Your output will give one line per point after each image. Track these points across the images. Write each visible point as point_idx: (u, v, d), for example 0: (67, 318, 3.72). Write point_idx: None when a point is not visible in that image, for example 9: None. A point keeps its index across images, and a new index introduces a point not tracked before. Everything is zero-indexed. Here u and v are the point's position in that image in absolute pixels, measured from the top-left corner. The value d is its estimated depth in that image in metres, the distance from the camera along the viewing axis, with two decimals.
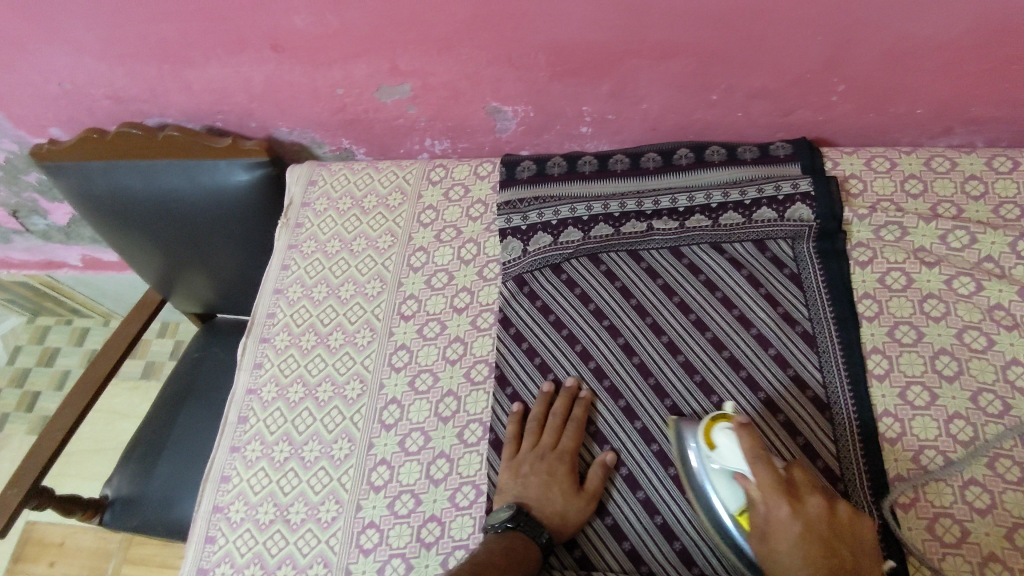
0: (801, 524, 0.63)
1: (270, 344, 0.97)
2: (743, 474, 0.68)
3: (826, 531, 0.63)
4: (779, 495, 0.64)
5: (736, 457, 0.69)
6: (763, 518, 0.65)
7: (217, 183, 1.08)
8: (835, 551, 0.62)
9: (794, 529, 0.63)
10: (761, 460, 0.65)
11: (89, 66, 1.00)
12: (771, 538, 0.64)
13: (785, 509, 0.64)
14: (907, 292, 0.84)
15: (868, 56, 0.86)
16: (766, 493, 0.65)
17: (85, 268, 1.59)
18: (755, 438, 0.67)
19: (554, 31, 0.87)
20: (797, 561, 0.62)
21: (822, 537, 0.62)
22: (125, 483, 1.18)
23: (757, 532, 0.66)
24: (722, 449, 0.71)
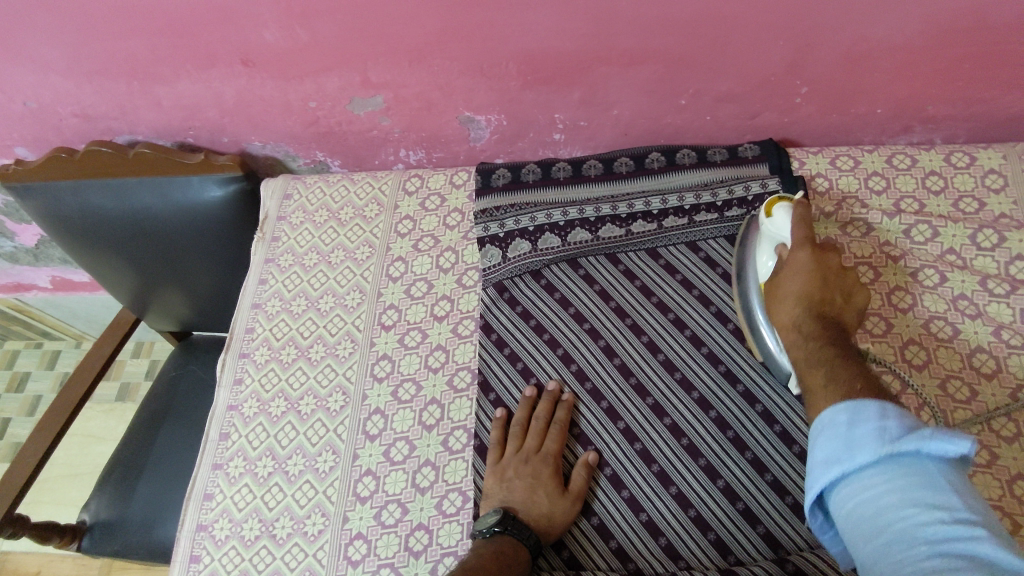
0: (812, 261, 0.71)
1: (250, 360, 0.96)
2: (779, 247, 0.77)
3: (834, 276, 0.70)
4: (804, 245, 0.72)
5: (781, 225, 0.76)
6: (784, 266, 0.74)
7: (190, 200, 1.07)
8: (830, 293, 0.69)
9: (807, 264, 0.71)
10: (800, 222, 0.73)
11: (55, 85, 0.99)
12: (784, 270, 0.74)
13: (809, 255, 0.71)
14: (875, 285, 0.87)
15: (829, 58, 0.88)
16: (795, 248, 0.73)
17: (55, 290, 1.56)
18: (807, 215, 0.74)
19: (524, 41, 0.89)
20: (796, 286, 0.70)
21: (825, 277, 0.70)
22: (104, 507, 1.16)
23: (774, 274, 0.75)
24: (774, 219, 0.77)
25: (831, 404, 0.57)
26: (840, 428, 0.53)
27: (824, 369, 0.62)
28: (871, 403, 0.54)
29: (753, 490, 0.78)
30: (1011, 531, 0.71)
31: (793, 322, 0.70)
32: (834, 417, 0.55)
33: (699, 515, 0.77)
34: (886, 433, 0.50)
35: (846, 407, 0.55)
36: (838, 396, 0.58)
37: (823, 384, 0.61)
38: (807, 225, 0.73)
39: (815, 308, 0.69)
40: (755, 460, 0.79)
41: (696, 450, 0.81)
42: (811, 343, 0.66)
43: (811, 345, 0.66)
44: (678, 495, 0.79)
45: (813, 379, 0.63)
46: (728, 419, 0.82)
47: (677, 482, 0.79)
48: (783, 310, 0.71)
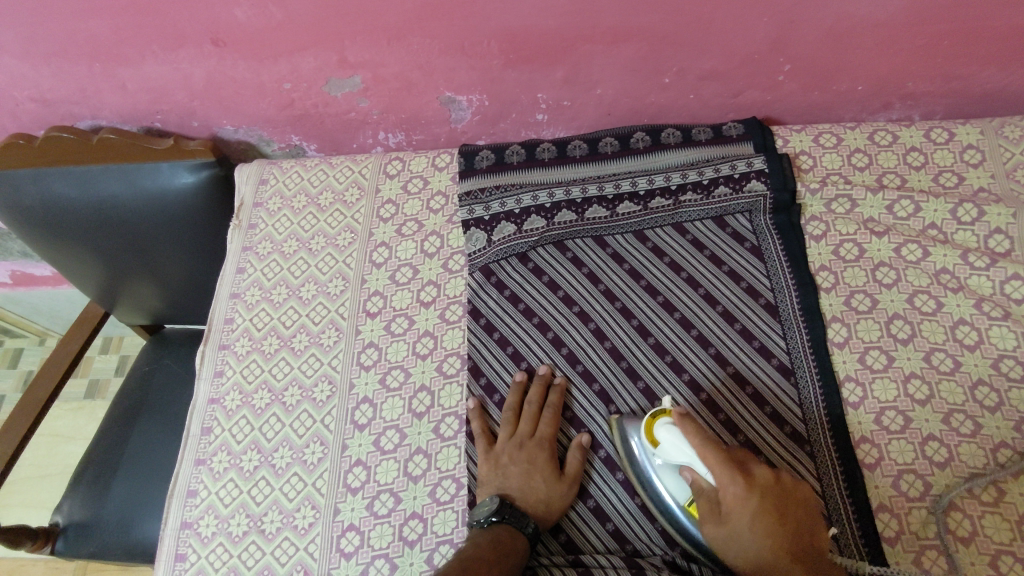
0: (750, 500, 0.66)
1: (231, 351, 0.93)
2: (692, 469, 0.69)
3: (773, 497, 0.67)
4: (733, 476, 0.66)
5: (680, 451, 0.70)
6: (717, 501, 0.67)
7: (160, 187, 1.03)
8: (779, 514, 0.66)
9: (751, 508, 0.66)
10: (707, 447, 0.68)
11: (10, 67, 0.94)
12: (726, 522, 0.66)
13: (742, 490, 0.66)
14: (860, 261, 0.88)
15: (812, 35, 0.88)
16: (723, 485, 0.67)
17: (15, 284, 1.50)
18: (698, 428, 0.69)
19: (506, 18, 0.87)
20: (750, 527, 0.65)
21: (772, 514, 0.66)
22: (78, 508, 1.12)
23: (703, 498, 0.68)
24: (665, 446, 0.71)
25: None
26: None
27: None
28: None
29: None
30: (996, 497, 0.73)
31: (777, 574, 0.64)
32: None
33: None
34: None
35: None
36: None
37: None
38: (714, 447, 0.68)
39: (790, 549, 0.65)
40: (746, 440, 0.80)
41: None
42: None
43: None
44: None
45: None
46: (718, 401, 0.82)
47: None
48: (738, 547, 0.66)
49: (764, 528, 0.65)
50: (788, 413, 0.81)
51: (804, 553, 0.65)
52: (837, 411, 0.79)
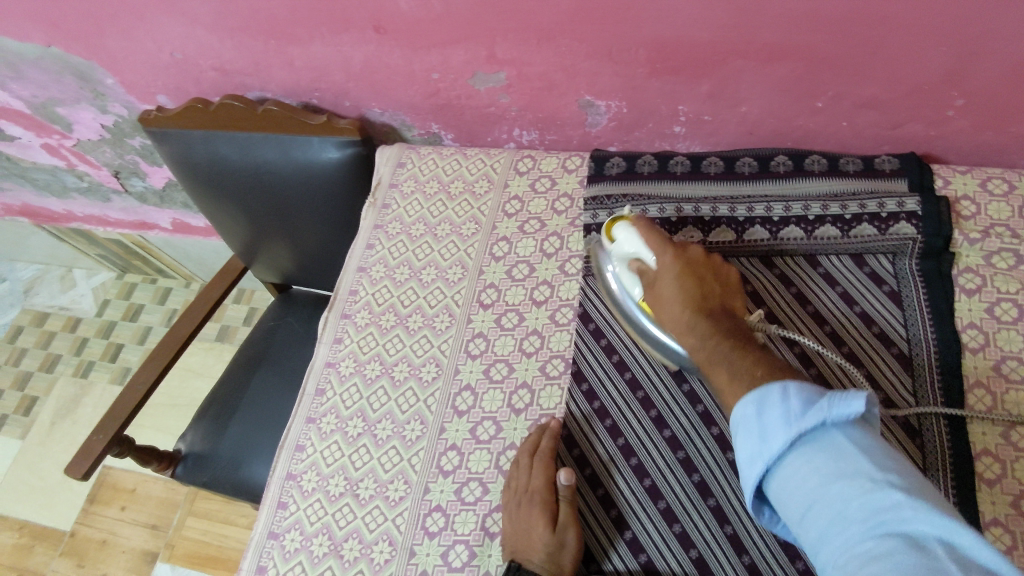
0: (676, 265, 0.73)
1: (351, 321, 0.99)
2: (638, 260, 0.78)
3: (700, 268, 0.74)
4: (665, 250, 0.75)
5: (634, 244, 0.78)
6: (654, 278, 0.75)
7: (308, 158, 1.11)
8: (704, 284, 0.73)
9: (673, 269, 0.73)
10: (651, 232, 0.78)
11: (200, 38, 1.04)
12: (658, 299, 0.74)
13: (671, 260, 0.74)
14: (1017, 325, 0.79)
15: (996, 70, 0.80)
16: (658, 255, 0.75)
17: (174, 231, 1.67)
18: (649, 226, 0.78)
19: (659, 27, 0.85)
20: (674, 288, 0.72)
21: (698, 279, 0.73)
22: (200, 440, 1.24)
23: (649, 285, 0.76)
24: (620, 238, 0.80)
25: (740, 398, 0.60)
26: (755, 424, 0.57)
27: (730, 351, 0.65)
28: (771, 386, 0.58)
29: None
30: None
31: (692, 350, 0.69)
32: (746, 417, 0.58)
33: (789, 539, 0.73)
34: (790, 415, 0.55)
35: (800, 445, 0.55)
36: (744, 386, 0.61)
37: (730, 380, 0.63)
38: (655, 231, 0.78)
39: (700, 305, 0.71)
40: None
41: None
42: (709, 341, 0.67)
43: (720, 367, 0.64)
44: None
45: (719, 375, 0.64)
46: None
47: None
48: (670, 321, 0.72)
49: (688, 304, 0.71)
50: None
51: (721, 325, 0.68)
52: (969, 485, 0.73)
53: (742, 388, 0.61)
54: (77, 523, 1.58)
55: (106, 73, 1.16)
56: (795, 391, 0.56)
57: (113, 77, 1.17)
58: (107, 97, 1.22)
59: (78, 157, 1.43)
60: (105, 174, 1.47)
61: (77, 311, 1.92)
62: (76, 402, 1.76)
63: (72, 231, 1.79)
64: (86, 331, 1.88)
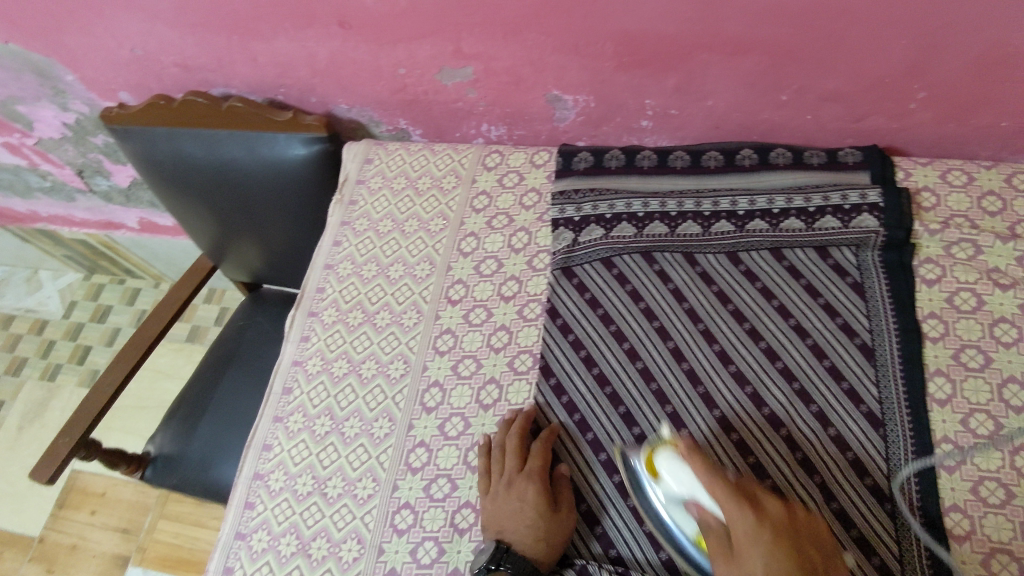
0: (765, 546, 0.57)
1: (318, 319, 0.98)
2: (693, 501, 0.67)
3: (786, 531, 0.59)
4: (744, 507, 0.60)
5: (682, 483, 0.68)
6: (728, 542, 0.62)
7: (275, 157, 1.10)
8: (802, 559, 0.57)
9: (763, 535, 0.58)
10: (715, 483, 0.63)
11: (161, 33, 1.02)
12: (734, 562, 0.60)
13: (751, 523, 0.59)
14: (976, 314, 0.81)
15: (954, 63, 0.81)
16: (734, 518, 0.61)
17: (141, 230, 1.64)
18: (710, 466, 0.64)
19: (624, 21, 0.85)
20: (760, 538, 0.58)
21: (798, 563, 0.56)
22: (168, 442, 1.22)
23: (713, 554, 0.64)
24: (666, 478, 0.70)
25: None
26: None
27: None
28: None
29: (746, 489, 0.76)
30: None
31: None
32: None
33: None
34: None
35: None
36: None
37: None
38: (718, 475, 0.63)
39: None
40: (822, 485, 0.75)
41: (763, 471, 0.77)
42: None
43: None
44: None
45: None
46: (798, 440, 0.78)
47: None
48: None
49: (775, 556, 0.56)
50: (873, 467, 0.75)
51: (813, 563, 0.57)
52: (928, 473, 0.74)
53: None
54: (46, 529, 1.55)
55: (65, 70, 1.14)
56: None
57: (73, 74, 1.14)
58: (67, 94, 1.19)
59: (39, 155, 1.39)
60: (68, 173, 1.44)
61: (43, 313, 1.88)
62: (43, 406, 1.73)
63: (36, 232, 1.75)
64: (52, 333, 1.84)
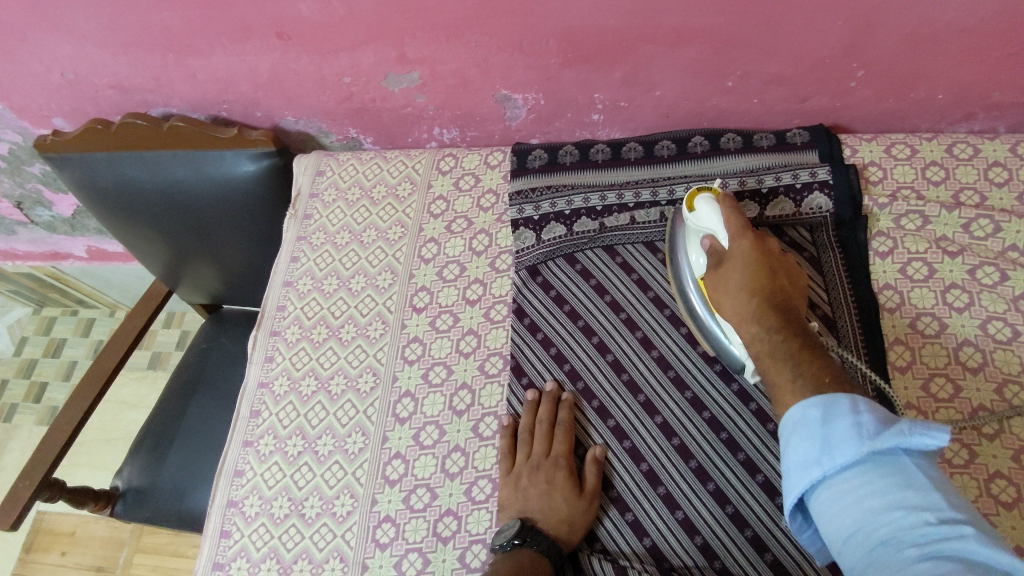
0: (751, 252, 0.71)
1: (281, 338, 0.96)
2: (711, 237, 0.75)
3: (773, 263, 0.72)
4: (743, 235, 0.73)
5: (706, 216, 0.76)
6: (724, 255, 0.73)
7: (224, 175, 1.07)
8: (773, 280, 0.70)
9: (751, 253, 0.71)
10: (731, 218, 0.74)
11: (92, 56, 0.99)
12: (727, 268, 0.72)
13: (746, 245, 0.72)
14: (929, 282, 0.82)
15: (889, 40, 0.83)
16: (733, 240, 0.73)
17: (90, 259, 1.58)
18: (734, 206, 0.76)
19: (566, 17, 0.85)
20: (747, 279, 0.70)
21: (770, 272, 0.71)
22: (137, 475, 1.18)
23: (716, 263, 0.74)
24: (700, 214, 0.77)
25: (802, 399, 0.58)
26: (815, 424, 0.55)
27: (791, 358, 0.62)
28: (840, 396, 0.55)
29: (723, 469, 0.77)
30: None
31: (748, 317, 0.68)
32: (805, 415, 0.56)
33: (736, 513, 0.75)
34: (863, 429, 0.52)
35: (823, 399, 0.56)
36: (809, 391, 0.59)
37: (793, 381, 0.61)
38: (740, 215, 0.74)
39: (767, 300, 0.68)
40: None
41: (736, 444, 0.78)
42: (776, 335, 0.65)
43: (776, 341, 0.64)
44: (715, 492, 0.76)
45: (781, 378, 0.62)
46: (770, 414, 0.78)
47: (715, 477, 0.77)
48: (728, 305, 0.71)
49: (755, 278, 0.70)
50: None
51: (786, 309, 0.68)
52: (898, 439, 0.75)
53: (800, 395, 0.59)
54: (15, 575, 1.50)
55: None
56: (867, 408, 0.54)
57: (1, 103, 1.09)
58: None
59: None
60: (6, 205, 1.38)
61: None
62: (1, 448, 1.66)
63: None
64: (5, 372, 1.77)
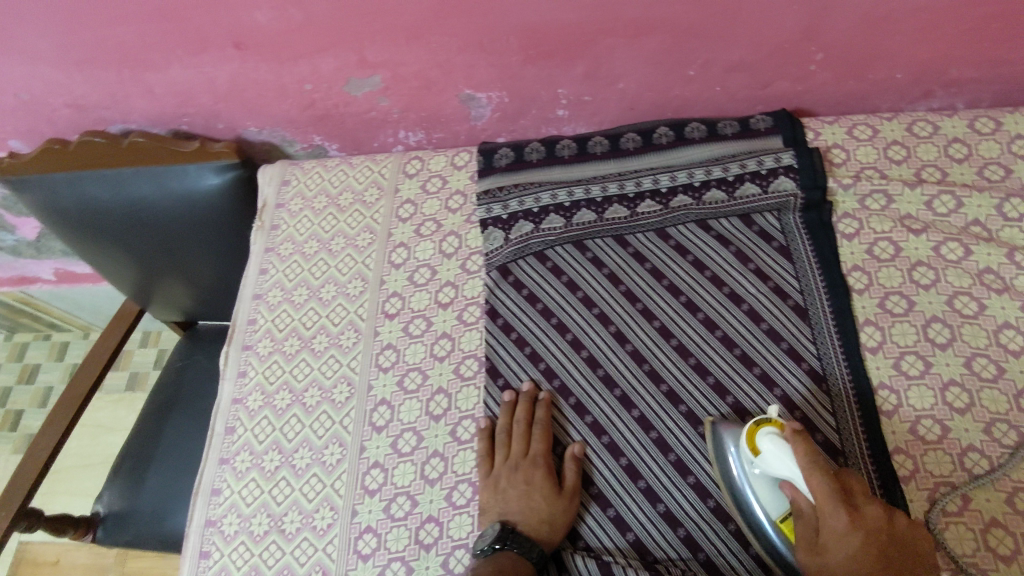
0: (858, 540, 0.61)
1: (253, 352, 0.95)
2: (791, 484, 0.66)
3: (884, 537, 0.62)
4: (837, 507, 0.62)
5: (780, 464, 0.66)
6: (819, 532, 0.64)
7: (188, 190, 1.05)
8: (886, 558, 0.61)
9: (854, 547, 0.61)
10: (814, 471, 0.63)
11: (45, 74, 0.96)
12: (822, 558, 0.63)
13: (845, 523, 0.62)
14: (896, 261, 0.83)
15: (845, 22, 0.84)
16: (827, 512, 0.63)
17: (59, 281, 1.55)
18: (812, 453, 0.64)
19: (525, 13, 0.85)
20: (859, 569, 0.61)
21: (880, 549, 0.61)
22: (116, 499, 1.16)
23: (810, 544, 0.64)
24: (767, 456, 0.67)
25: None
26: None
27: None
28: None
29: (703, 461, 0.77)
30: None
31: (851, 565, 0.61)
32: None
33: (718, 505, 0.75)
34: None
35: None
36: None
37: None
38: (824, 472, 0.63)
39: (873, 549, 0.61)
40: None
41: None
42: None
43: (867, 563, 0.61)
44: (696, 484, 0.76)
45: None
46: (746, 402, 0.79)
47: (695, 470, 0.77)
48: None
49: (867, 565, 0.61)
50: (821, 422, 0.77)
51: None
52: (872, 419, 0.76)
53: None
54: None
55: None
56: None
57: None
58: None
59: None
60: None
61: None
62: None
63: None
64: None
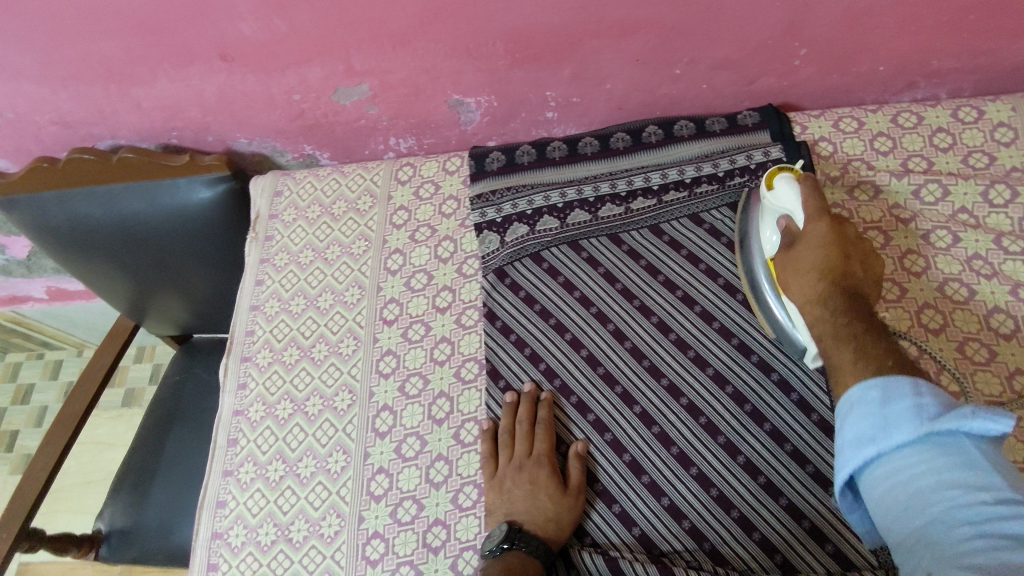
0: (829, 236, 0.69)
1: (253, 363, 0.95)
2: (788, 218, 0.73)
3: (852, 247, 0.69)
4: (821, 217, 0.70)
5: (789, 201, 0.73)
6: (797, 237, 0.71)
7: (180, 204, 1.05)
8: (846, 262, 0.68)
9: (826, 234, 0.69)
10: (810, 199, 0.71)
11: (31, 93, 0.96)
12: (798, 246, 0.70)
13: (823, 228, 0.69)
14: (886, 250, 0.84)
15: (827, 17, 0.85)
16: (810, 222, 0.70)
17: (51, 299, 1.54)
18: (816, 186, 0.73)
19: (510, 17, 0.85)
20: (817, 256, 0.68)
21: (845, 252, 0.68)
22: (119, 516, 1.16)
23: (788, 246, 0.72)
24: (778, 194, 0.75)
25: (861, 380, 0.57)
26: (872, 401, 0.55)
27: (856, 336, 0.61)
28: (901, 381, 0.55)
29: (705, 453, 0.78)
30: None
31: (816, 297, 0.67)
32: (864, 397, 0.56)
33: (721, 495, 0.76)
34: (921, 411, 0.52)
35: (880, 382, 0.55)
36: (868, 372, 0.58)
37: (852, 361, 0.60)
38: (821, 198, 0.72)
39: (836, 281, 0.66)
40: (774, 431, 0.78)
41: (715, 428, 0.79)
42: (838, 317, 0.64)
43: (839, 324, 0.63)
44: (699, 475, 0.77)
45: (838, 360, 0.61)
46: (745, 393, 0.80)
47: (698, 462, 0.78)
48: (798, 287, 0.69)
49: (827, 250, 0.68)
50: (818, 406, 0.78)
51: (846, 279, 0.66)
52: None
53: (857, 373, 0.59)
54: None
55: None
56: (927, 393, 0.53)
57: None
58: None
59: None
60: None
61: None
62: None
63: None
64: None
